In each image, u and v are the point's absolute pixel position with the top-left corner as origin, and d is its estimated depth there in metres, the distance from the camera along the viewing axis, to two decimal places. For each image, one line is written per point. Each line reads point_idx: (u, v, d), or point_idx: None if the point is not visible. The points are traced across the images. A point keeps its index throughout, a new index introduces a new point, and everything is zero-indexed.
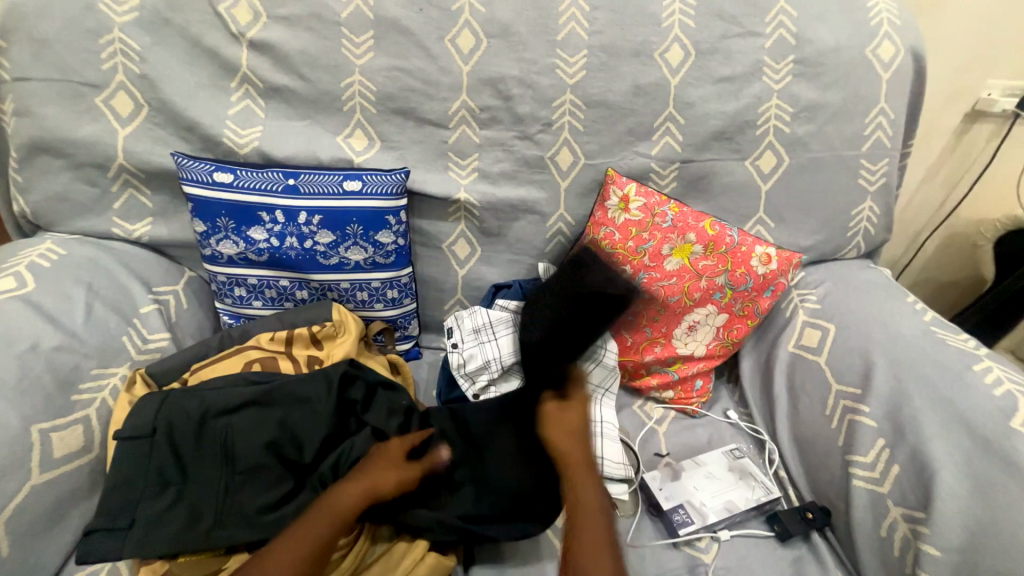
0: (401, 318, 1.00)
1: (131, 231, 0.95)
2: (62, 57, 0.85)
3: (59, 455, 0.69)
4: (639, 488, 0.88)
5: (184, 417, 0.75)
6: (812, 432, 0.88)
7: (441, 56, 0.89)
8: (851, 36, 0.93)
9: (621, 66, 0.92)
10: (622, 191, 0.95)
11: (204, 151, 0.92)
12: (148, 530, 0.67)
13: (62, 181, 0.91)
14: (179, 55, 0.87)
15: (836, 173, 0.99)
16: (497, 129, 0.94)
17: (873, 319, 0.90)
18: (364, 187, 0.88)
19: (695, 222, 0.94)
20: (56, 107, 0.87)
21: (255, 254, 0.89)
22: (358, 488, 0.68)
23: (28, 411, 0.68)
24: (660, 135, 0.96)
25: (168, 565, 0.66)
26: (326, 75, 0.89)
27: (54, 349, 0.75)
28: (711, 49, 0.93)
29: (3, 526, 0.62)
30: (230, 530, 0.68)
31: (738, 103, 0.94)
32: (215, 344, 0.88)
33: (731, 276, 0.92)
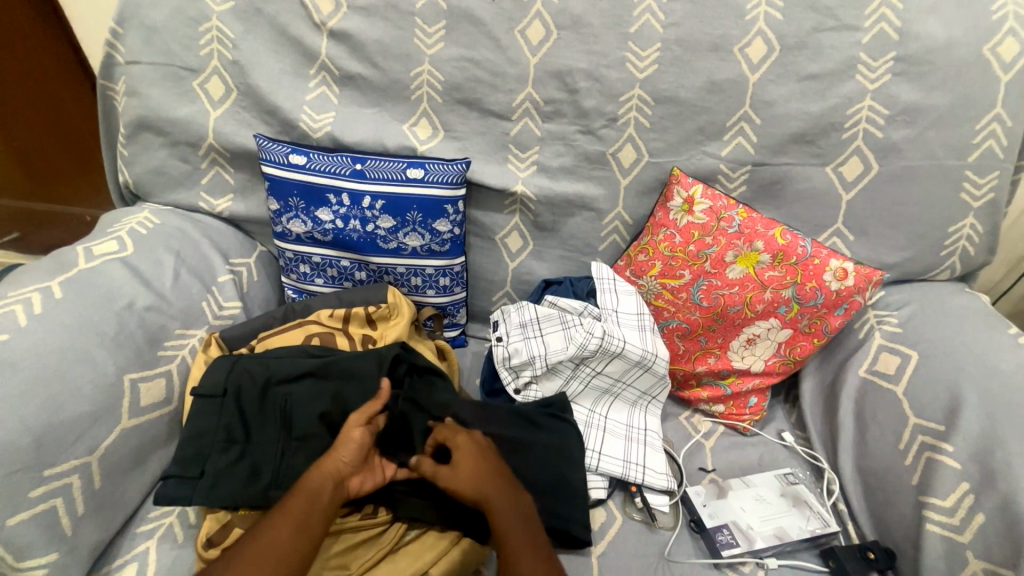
0: (451, 305, 1.02)
1: (215, 205, 1.03)
2: (168, 43, 0.93)
3: (145, 403, 0.78)
4: (680, 501, 0.85)
5: (251, 381, 0.81)
6: (882, 466, 0.81)
7: (509, 47, 0.89)
8: (967, 32, 0.83)
9: (696, 61, 0.87)
10: (686, 192, 0.91)
11: (282, 134, 0.97)
12: (213, 483, 0.74)
13: (161, 156, 1.00)
14: (267, 43, 0.93)
15: (933, 184, 0.89)
16: (560, 122, 0.93)
17: (965, 350, 0.81)
18: (426, 175, 0.90)
19: (764, 229, 0.88)
20: (160, 89, 0.95)
21: (321, 234, 0.94)
22: (326, 472, 0.68)
23: (122, 361, 0.76)
24: (732, 135, 0.91)
25: (230, 516, 0.73)
26: (398, 64, 0.91)
27: (146, 308, 0.83)
28: (799, 44, 0.86)
29: (97, 460, 0.70)
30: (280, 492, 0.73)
31: (824, 103, 0.87)
32: (279, 316, 0.94)
33: (800, 290, 0.86)
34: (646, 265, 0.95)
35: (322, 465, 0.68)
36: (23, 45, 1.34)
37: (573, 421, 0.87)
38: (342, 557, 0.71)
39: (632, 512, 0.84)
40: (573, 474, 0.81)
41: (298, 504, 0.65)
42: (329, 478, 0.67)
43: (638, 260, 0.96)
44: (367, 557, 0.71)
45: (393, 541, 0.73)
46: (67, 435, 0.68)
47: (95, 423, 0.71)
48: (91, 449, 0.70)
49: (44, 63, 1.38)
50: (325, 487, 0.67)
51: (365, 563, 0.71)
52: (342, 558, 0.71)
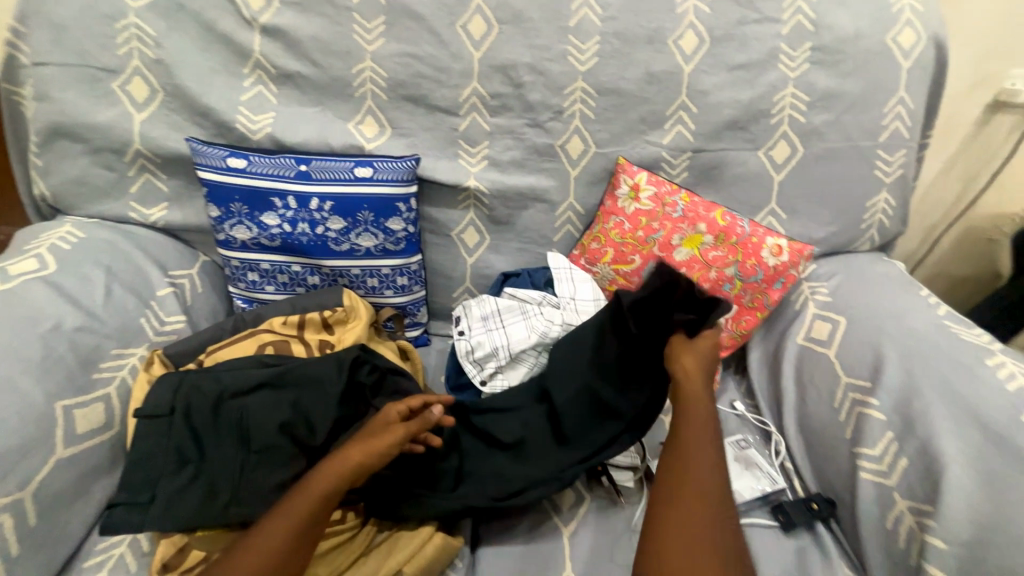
0: (410, 304, 1.01)
1: (147, 215, 0.97)
2: (79, 42, 0.86)
3: (82, 431, 0.72)
4: (644, 476, 0.88)
5: (202, 398, 0.77)
6: (819, 424, 0.88)
7: (452, 42, 0.89)
8: (871, 23, 0.91)
9: (634, 53, 0.91)
10: (632, 180, 0.95)
11: (217, 136, 0.92)
12: (166, 507, 0.70)
13: (80, 165, 0.92)
14: (193, 41, 0.88)
15: (851, 164, 0.97)
16: (508, 116, 0.94)
17: (885, 313, 0.89)
18: (375, 174, 0.89)
19: (706, 212, 0.94)
20: (74, 92, 0.88)
21: (268, 240, 0.90)
22: (338, 466, 0.67)
23: (52, 388, 0.70)
24: (672, 123, 0.95)
25: (187, 539, 0.69)
26: (338, 61, 0.89)
27: (76, 329, 0.77)
28: (726, 36, 0.91)
29: (32, 496, 0.65)
30: (240, 508, 0.71)
31: (753, 92, 0.93)
32: (229, 328, 0.89)
33: (741, 267, 0.92)
34: (599, 253, 0.98)
35: (338, 457, 0.68)
36: None
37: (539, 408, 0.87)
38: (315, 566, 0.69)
39: (600, 491, 0.86)
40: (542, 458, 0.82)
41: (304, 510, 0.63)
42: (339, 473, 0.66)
43: (591, 248, 0.99)
44: (338, 562, 0.70)
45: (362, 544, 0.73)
46: None
47: (25, 457, 0.65)
48: (23, 485, 0.64)
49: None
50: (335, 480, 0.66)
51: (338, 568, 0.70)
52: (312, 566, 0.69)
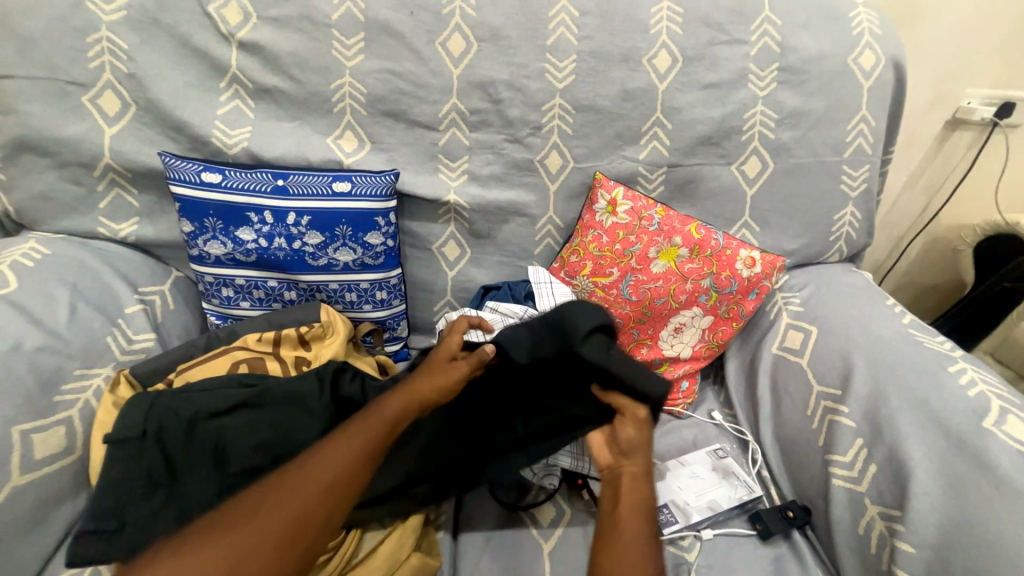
0: (390, 319, 1.00)
1: (117, 231, 0.94)
2: (48, 55, 0.84)
3: (40, 456, 0.69)
4: None
5: (176, 418, 0.74)
6: (794, 431, 0.90)
7: (431, 58, 0.90)
8: (834, 45, 0.96)
9: (610, 71, 0.93)
10: (609, 194, 0.97)
11: (193, 151, 0.91)
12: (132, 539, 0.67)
13: (46, 179, 0.90)
14: (168, 55, 0.87)
15: (818, 179, 1.01)
16: (487, 132, 0.95)
17: (853, 322, 0.92)
18: (354, 188, 0.88)
19: (681, 225, 0.96)
20: (42, 105, 0.86)
21: (243, 255, 0.89)
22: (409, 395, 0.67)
23: (9, 411, 0.67)
24: (648, 139, 0.97)
25: None
26: (316, 77, 0.89)
27: (37, 349, 0.74)
28: (698, 56, 0.94)
29: None
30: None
31: (724, 109, 0.96)
32: (201, 346, 0.87)
33: (716, 278, 0.94)
34: (579, 266, 0.99)
35: (396, 393, 0.67)
36: None
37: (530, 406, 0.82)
38: None
39: (581, 505, 0.85)
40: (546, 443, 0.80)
41: (375, 424, 0.62)
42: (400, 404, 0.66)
43: (571, 261, 1.00)
44: None
45: (342, 560, 0.69)
46: None
47: None
48: None
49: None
50: (396, 412, 0.65)
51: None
52: None
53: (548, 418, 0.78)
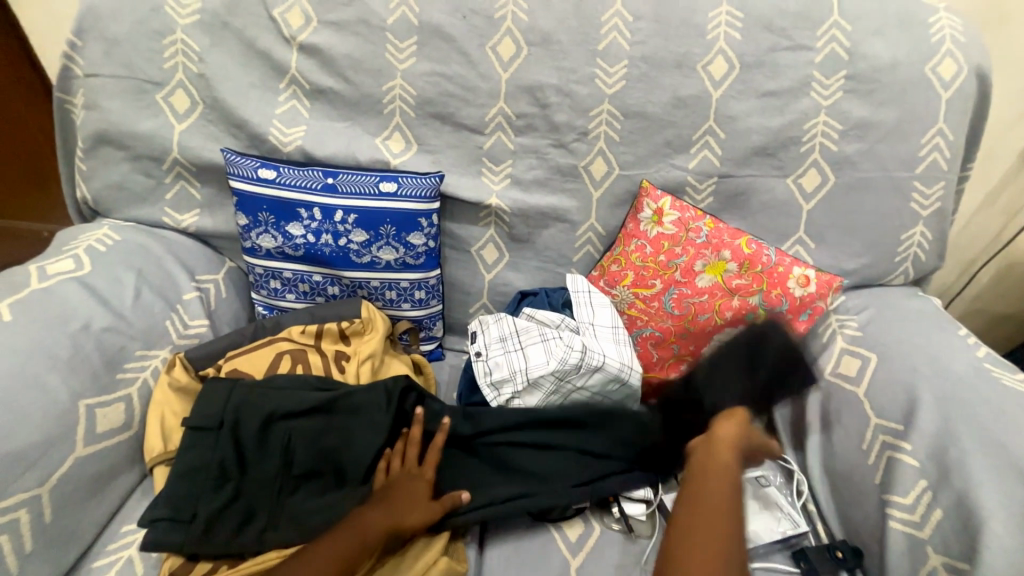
0: (426, 319, 1.01)
1: (180, 221, 1.00)
2: (129, 55, 0.91)
3: (101, 430, 0.75)
4: (656, 510, 0.84)
5: (253, 414, 0.78)
6: (847, 464, 0.84)
7: (481, 62, 0.90)
8: (909, 53, 0.89)
9: (662, 77, 0.91)
10: (656, 204, 0.94)
11: (251, 148, 0.96)
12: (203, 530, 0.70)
13: (121, 171, 0.97)
14: (234, 56, 0.91)
15: (885, 195, 0.94)
16: (533, 136, 0.95)
17: (919, 351, 0.85)
18: (400, 189, 0.90)
19: (731, 239, 0.92)
20: (120, 102, 0.92)
21: (292, 249, 0.92)
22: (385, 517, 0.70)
23: (77, 385, 0.73)
24: (699, 147, 0.94)
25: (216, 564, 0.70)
26: (369, 79, 0.91)
27: (104, 330, 0.80)
28: (757, 63, 0.90)
29: (51, 492, 0.68)
30: (275, 533, 0.71)
31: (783, 118, 0.91)
32: (248, 335, 0.91)
33: (766, 297, 0.89)
34: (619, 276, 0.97)
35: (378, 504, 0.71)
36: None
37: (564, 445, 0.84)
38: None
39: (610, 523, 0.83)
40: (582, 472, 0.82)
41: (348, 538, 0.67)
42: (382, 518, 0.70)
43: (611, 270, 0.98)
44: None
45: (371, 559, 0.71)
46: (17, 466, 0.65)
47: (46, 453, 0.68)
48: (41, 481, 0.67)
49: (4, 88, 1.32)
50: (376, 532, 0.69)
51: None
52: None
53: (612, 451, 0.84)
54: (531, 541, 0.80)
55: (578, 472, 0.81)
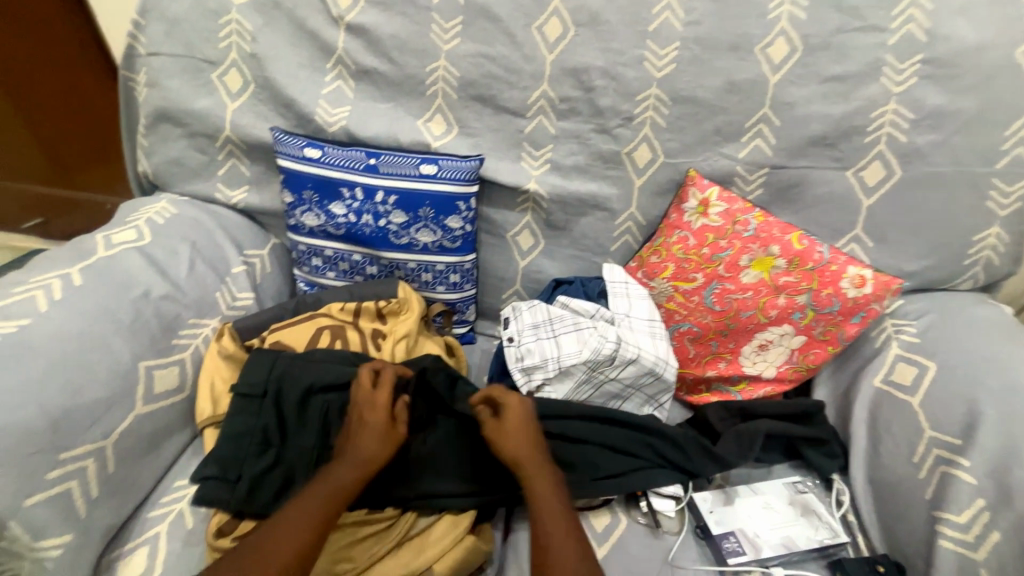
0: (460, 302, 1.02)
1: (230, 197, 1.04)
2: (188, 35, 0.94)
3: (159, 391, 0.80)
4: (687, 507, 0.83)
5: (294, 384, 0.82)
6: (895, 477, 0.80)
7: (526, 43, 0.88)
8: (999, 35, 0.81)
9: (716, 60, 0.86)
10: (702, 194, 0.90)
11: (297, 127, 0.98)
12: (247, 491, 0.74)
13: (178, 147, 1.01)
14: (284, 36, 0.93)
15: (958, 192, 0.87)
16: (575, 120, 0.92)
17: (985, 362, 0.79)
18: (440, 171, 0.91)
19: (781, 233, 0.87)
20: (179, 80, 0.96)
21: (334, 228, 0.95)
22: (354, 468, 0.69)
23: (138, 348, 0.79)
24: (751, 136, 0.89)
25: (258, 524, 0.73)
26: (413, 60, 0.91)
27: (161, 298, 0.85)
28: (823, 45, 0.84)
29: (114, 444, 0.73)
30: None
31: (847, 106, 0.85)
32: (290, 309, 0.94)
33: (815, 296, 0.85)
34: (659, 268, 0.94)
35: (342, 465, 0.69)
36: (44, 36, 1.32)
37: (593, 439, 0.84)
38: (349, 550, 0.72)
39: (637, 515, 0.82)
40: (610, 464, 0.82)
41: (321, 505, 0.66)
42: (356, 476, 0.68)
43: (650, 262, 0.96)
44: (375, 550, 0.72)
45: (401, 530, 0.74)
46: (85, 418, 0.70)
47: (110, 409, 0.73)
48: (106, 434, 0.72)
49: (72, 67, 1.38)
50: (348, 487, 0.68)
51: (375, 553, 0.72)
52: (348, 551, 0.72)
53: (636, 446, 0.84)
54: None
55: (604, 466, 0.81)
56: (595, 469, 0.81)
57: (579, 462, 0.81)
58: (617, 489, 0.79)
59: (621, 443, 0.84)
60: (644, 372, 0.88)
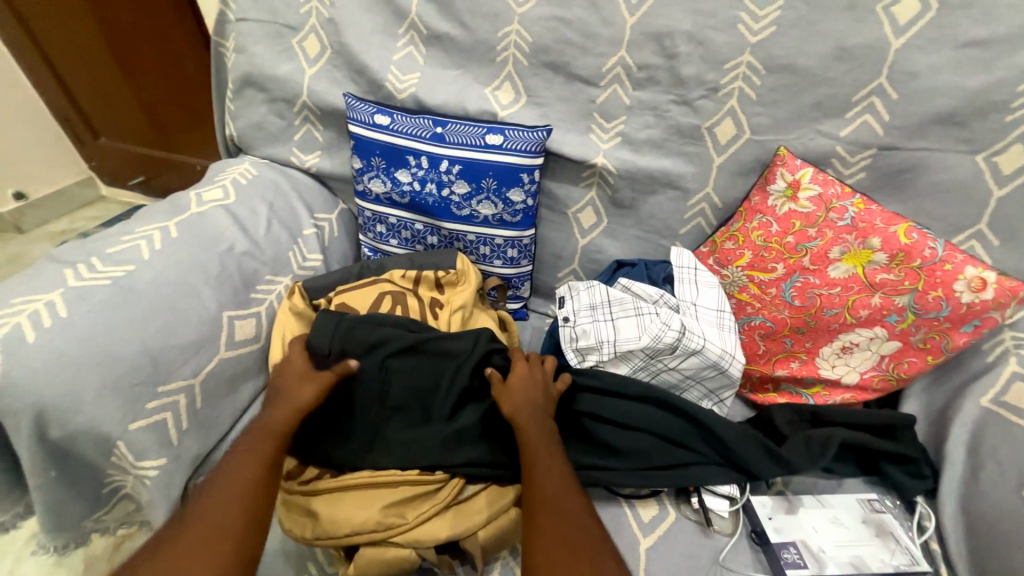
0: (516, 278, 1.01)
1: (304, 161, 1.09)
2: (273, 2, 0.97)
3: (239, 338, 0.86)
4: (742, 510, 0.77)
5: (356, 344, 0.81)
6: (1000, 509, 0.69)
7: (605, 5, 0.82)
8: None
9: (824, 22, 0.75)
10: (792, 175, 0.81)
11: (368, 94, 0.99)
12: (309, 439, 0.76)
13: (261, 112, 1.06)
14: (361, 1, 0.94)
15: None
16: (652, 90, 0.85)
17: None
18: (505, 142, 0.88)
19: (884, 224, 0.76)
20: (264, 46, 1.00)
21: (399, 196, 0.96)
22: (288, 411, 0.71)
23: (223, 299, 0.85)
24: (858, 112, 0.78)
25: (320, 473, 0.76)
26: (485, 24, 0.88)
27: (243, 254, 0.91)
28: (965, 2, 0.70)
29: (202, 383, 0.81)
30: (370, 454, 0.75)
31: (986, 78, 0.72)
32: (355, 273, 0.97)
33: (919, 298, 0.74)
34: (734, 255, 0.87)
35: (276, 409, 0.72)
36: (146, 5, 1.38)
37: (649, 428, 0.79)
38: (399, 506, 0.71)
39: (687, 511, 0.78)
40: (665, 457, 0.77)
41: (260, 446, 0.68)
42: (287, 418, 0.71)
43: (725, 248, 0.88)
44: (425, 508, 0.71)
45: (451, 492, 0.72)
46: (177, 357, 0.78)
47: (198, 351, 0.80)
48: (195, 373, 0.80)
49: (168, 35, 1.44)
50: (283, 427, 0.70)
51: (426, 511, 0.71)
52: (400, 507, 0.71)
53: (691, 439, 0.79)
54: (600, 511, 0.78)
55: (657, 457, 0.78)
56: (646, 458, 0.78)
57: (631, 450, 0.78)
58: (667, 483, 0.75)
59: (679, 435, 0.79)
60: (706, 367, 0.82)
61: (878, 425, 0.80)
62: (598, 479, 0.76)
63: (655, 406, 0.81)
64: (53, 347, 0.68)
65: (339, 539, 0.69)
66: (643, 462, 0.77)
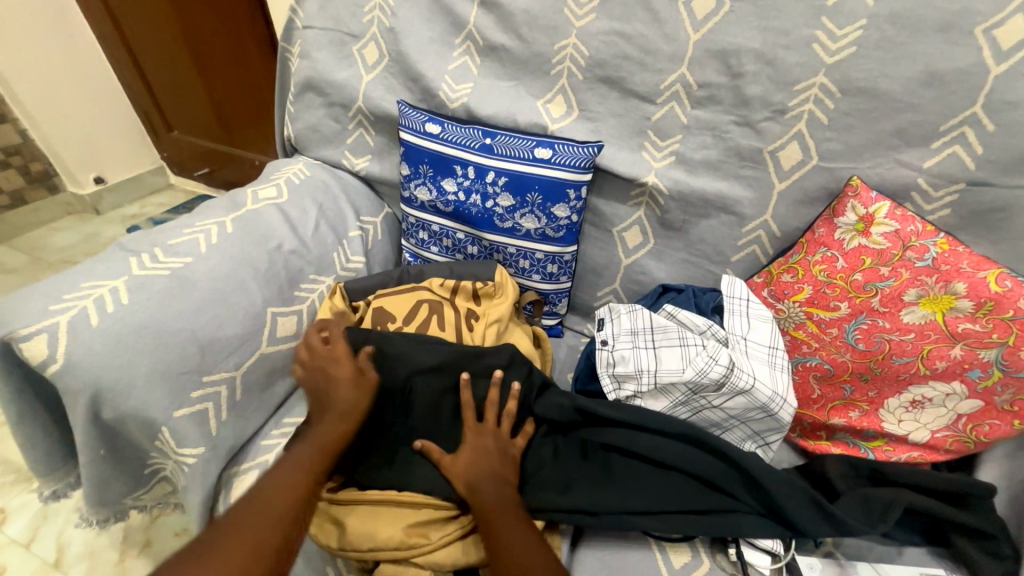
0: (554, 294, 0.98)
1: (355, 164, 1.11)
2: (339, 10, 1.01)
3: (281, 334, 0.88)
4: (786, 570, 0.70)
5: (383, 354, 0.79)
6: None
7: (669, 21, 0.79)
8: None
9: (913, 43, 0.69)
10: (865, 208, 0.74)
11: (422, 101, 1.00)
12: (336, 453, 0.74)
13: (318, 115, 1.09)
14: (421, 12, 0.95)
15: None
16: (713, 110, 0.81)
17: None
18: (554, 156, 0.86)
19: (971, 269, 0.68)
20: (327, 53, 1.03)
21: (443, 204, 0.95)
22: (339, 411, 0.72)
23: (268, 295, 0.87)
24: (945, 142, 0.71)
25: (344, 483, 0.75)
26: (542, 36, 0.87)
27: (290, 252, 0.93)
28: None
29: (243, 376, 0.83)
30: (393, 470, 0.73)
31: None
32: (395, 278, 0.97)
33: (1009, 354, 0.66)
34: (791, 288, 0.80)
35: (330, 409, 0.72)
36: (226, 12, 1.47)
37: (692, 468, 0.73)
38: (417, 526, 0.68)
39: (723, 562, 0.72)
40: (705, 503, 0.71)
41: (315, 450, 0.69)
42: (340, 422, 0.71)
43: (781, 280, 0.82)
44: (447, 530, 0.69)
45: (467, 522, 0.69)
46: (224, 350, 0.80)
47: (242, 345, 0.82)
48: (236, 367, 0.81)
49: (244, 41, 1.52)
50: (334, 427, 0.71)
51: (445, 534, 0.68)
52: (422, 526, 0.69)
53: (727, 485, 0.72)
54: (627, 551, 0.74)
55: (697, 502, 0.71)
56: (684, 502, 0.71)
57: (670, 492, 0.72)
58: (711, 531, 0.69)
59: (717, 478, 0.72)
60: (752, 407, 0.76)
61: (949, 491, 0.71)
62: (630, 518, 0.71)
63: (693, 444, 0.76)
64: (112, 331, 0.71)
65: (360, 554, 0.67)
66: (682, 506, 0.71)
